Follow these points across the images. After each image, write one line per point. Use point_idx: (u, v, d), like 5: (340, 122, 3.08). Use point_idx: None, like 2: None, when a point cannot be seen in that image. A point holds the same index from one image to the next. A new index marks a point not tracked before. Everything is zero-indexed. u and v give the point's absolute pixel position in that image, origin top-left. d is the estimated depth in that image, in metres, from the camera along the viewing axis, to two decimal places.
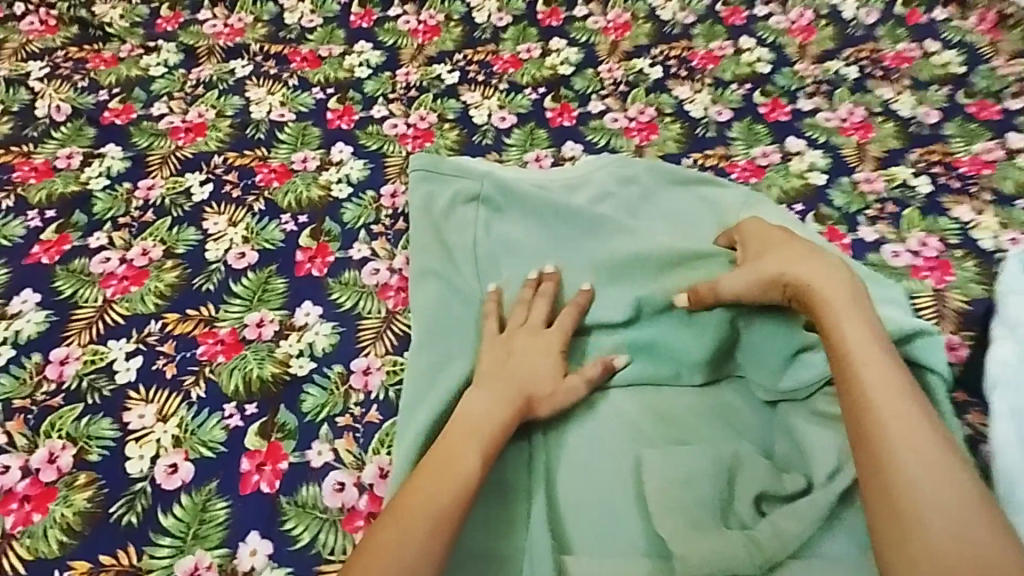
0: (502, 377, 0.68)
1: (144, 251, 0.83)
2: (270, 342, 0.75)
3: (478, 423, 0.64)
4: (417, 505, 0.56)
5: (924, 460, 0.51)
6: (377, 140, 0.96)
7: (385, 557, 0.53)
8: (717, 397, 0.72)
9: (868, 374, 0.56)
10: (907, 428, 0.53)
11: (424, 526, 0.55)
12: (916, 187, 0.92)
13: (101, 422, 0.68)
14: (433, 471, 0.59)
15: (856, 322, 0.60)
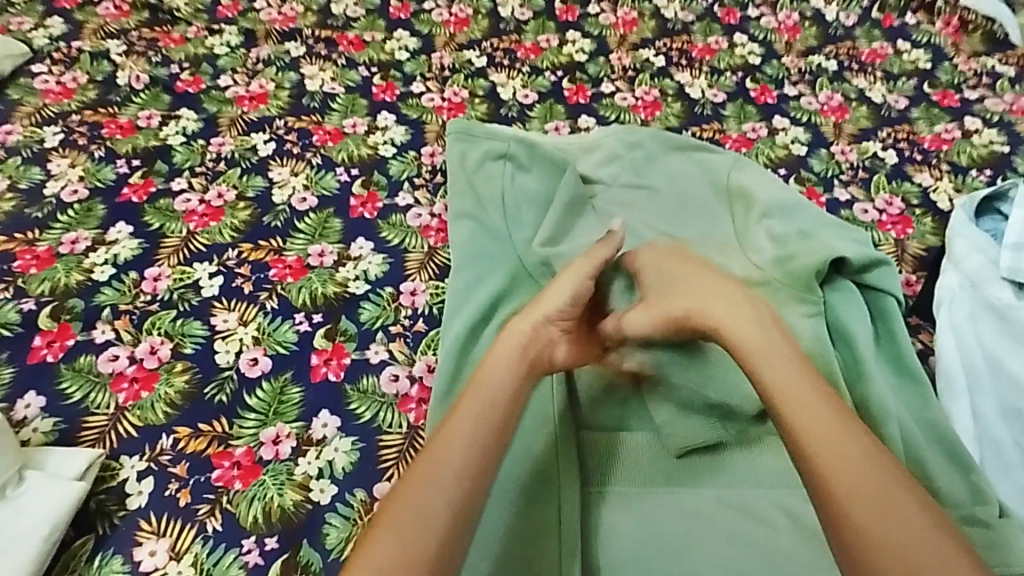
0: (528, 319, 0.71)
1: (219, 193, 0.96)
2: (330, 268, 0.89)
3: (503, 363, 0.66)
4: (445, 454, 0.59)
5: (863, 484, 0.54)
6: (417, 110, 1.11)
7: (417, 497, 0.56)
8: None
9: (795, 408, 0.59)
10: (865, 465, 0.55)
11: (450, 470, 0.58)
12: (884, 158, 1.06)
13: (192, 323, 0.81)
14: (462, 412, 0.62)
15: (769, 361, 0.62)
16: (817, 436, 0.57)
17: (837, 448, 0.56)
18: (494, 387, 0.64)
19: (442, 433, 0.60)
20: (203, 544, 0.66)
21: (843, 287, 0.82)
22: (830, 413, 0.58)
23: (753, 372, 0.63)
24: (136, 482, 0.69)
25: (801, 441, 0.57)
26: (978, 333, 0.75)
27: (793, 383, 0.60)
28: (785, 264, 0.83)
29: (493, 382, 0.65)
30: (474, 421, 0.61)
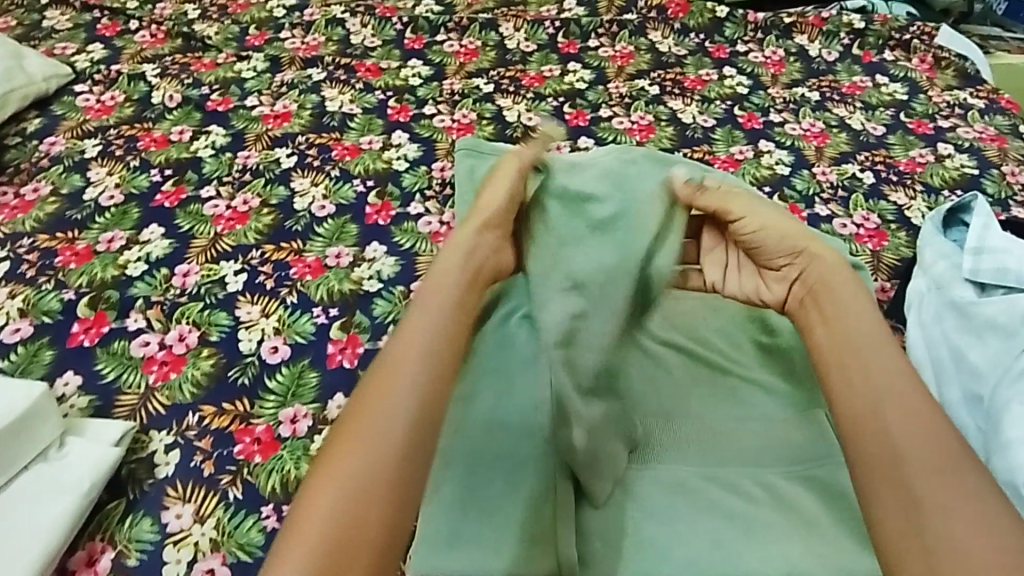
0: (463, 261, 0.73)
1: (245, 200, 1.04)
2: (347, 267, 0.96)
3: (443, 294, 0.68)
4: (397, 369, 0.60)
5: (922, 442, 0.58)
6: (429, 130, 1.19)
7: (374, 413, 0.58)
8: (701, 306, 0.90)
9: (862, 362, 0.64)
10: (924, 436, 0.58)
11: (396, 405, 0.58)
12: (862, 179, 1.14)
13: (218, 314, 0.88)
14: (405, 339, 0.63)
15: (838, 317, 0.69)
16: (893, 411, 0.60)
17: (908, 419, 0.59)
18: (437, 321, 0.65)
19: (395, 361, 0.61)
20: (225, 509, 0.70)
21: None
22: (908, 386, 0.62)
23: (826, 329, 0.69)
24: (164, 453, 0.74)
25: (869, 389, 0.62)
26: (943, 328, 0.82)
27: (870, 356, 0.64)
28: None
29: (436, 315, 0.65)
30: (416, 355, 0.61)
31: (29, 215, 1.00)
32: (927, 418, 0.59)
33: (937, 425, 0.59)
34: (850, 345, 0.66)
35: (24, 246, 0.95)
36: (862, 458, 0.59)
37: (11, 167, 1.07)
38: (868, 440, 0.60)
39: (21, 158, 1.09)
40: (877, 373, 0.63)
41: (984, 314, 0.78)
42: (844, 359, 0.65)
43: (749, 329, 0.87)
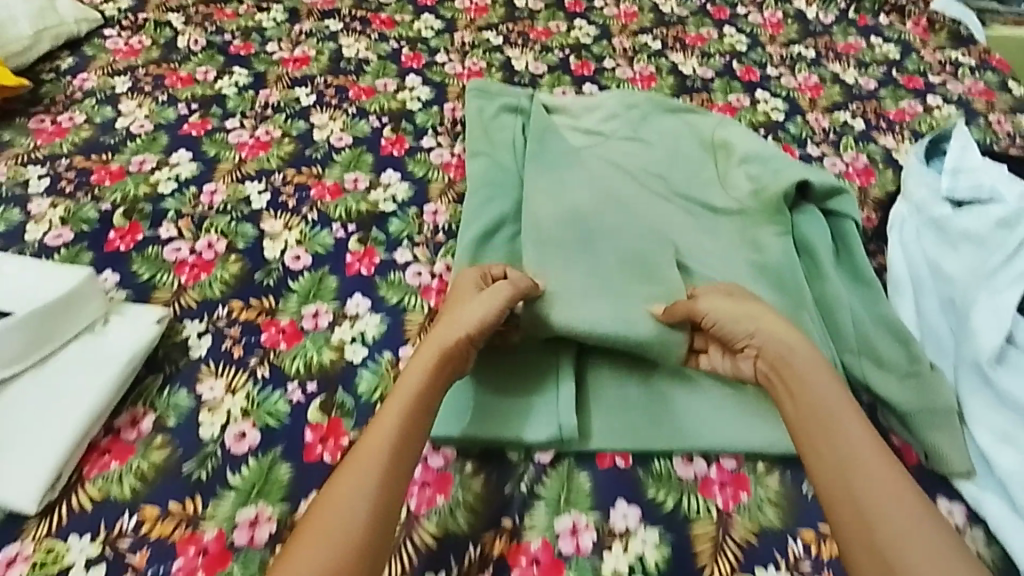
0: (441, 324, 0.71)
1: (267, 131, 1.10)
2: (363, 191, 1.02)
3: (412, 378, 0.67)
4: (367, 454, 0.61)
5: (901, 515, 0.57)
6: (441, 76, 1.25)
7: (342, 499, 0.58)
8: (694, 232, 0.97)
9: (836, 431, 0.63)
10: (882, 490, 0.59)
11: (369, 489, 0.59)
12: (852, 125, 1.20)
13: (244, 226, 0.94)
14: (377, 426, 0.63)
15: (807, 377, 0.67)
16: (866, 479, 0.60)
17: (860, 472, 0.60)
18: (404, 401, 0.65)
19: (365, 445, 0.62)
20: (254, 385, 0.76)
21: (808, 212, 0.95)
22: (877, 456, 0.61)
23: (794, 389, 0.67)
24: (197, 338, 0.80)
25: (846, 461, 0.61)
26: (922, 244, 0.88)
27: (844, 418, 0.64)
28: (758, 194, 0.97)
29: (400, 398, 0.65)
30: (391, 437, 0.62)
31: (64, 140, 1.06)
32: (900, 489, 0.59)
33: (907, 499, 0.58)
34: (821, 409, 0.65)
35: (61, 165, 1.01)
36: (840, 528, 0.59)
37: (47, 98, 1.13)
38: (844, 514, 0.59)
39: (55, 91, 1.15)
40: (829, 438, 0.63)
41: (959, 226, 0.85)
42: (821, 425, 0.64)
43: (741, 250, 0.94)
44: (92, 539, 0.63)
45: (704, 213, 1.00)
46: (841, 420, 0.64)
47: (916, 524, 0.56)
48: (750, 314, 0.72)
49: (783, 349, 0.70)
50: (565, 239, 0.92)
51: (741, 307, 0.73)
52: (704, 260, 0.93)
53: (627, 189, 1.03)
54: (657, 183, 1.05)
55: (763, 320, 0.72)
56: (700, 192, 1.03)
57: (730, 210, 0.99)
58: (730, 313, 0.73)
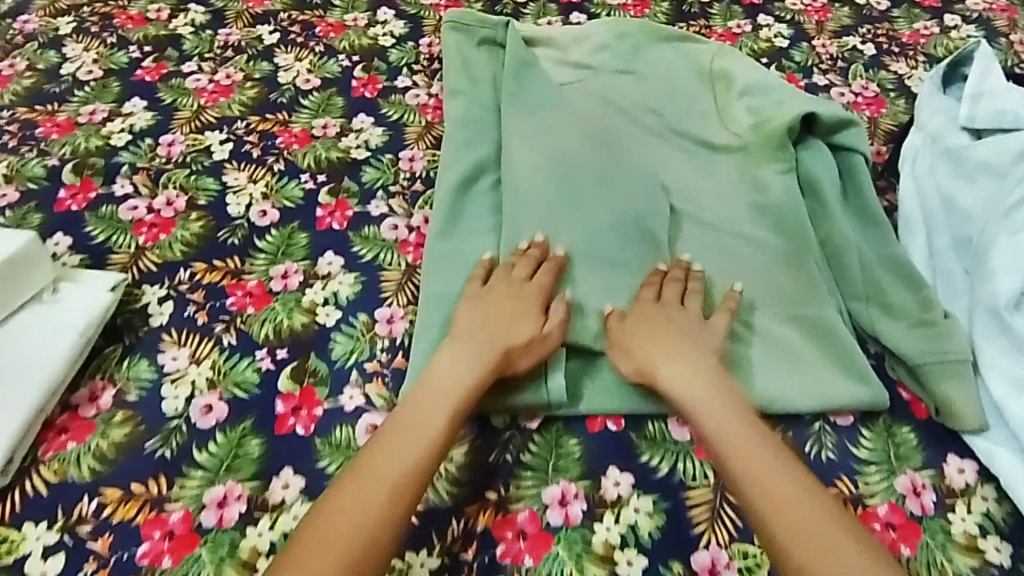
0: (479, 337, 0.67)
1: (228, 75, 1.02)
2: (334, 138, 0.94)
3: (445, 387, 0.63)
4: (387, 457, 0.58)
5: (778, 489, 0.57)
6: (416, 7, 1.15)
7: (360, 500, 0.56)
8: (688, 174, 0.90)
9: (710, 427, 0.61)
10: (755, 464, 0.58)
11: (413, 488, 0.57)
12: (862, 50, 1.11)
13: (206, 180, 0.87)
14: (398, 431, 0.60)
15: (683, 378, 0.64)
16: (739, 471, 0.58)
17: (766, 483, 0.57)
18: (432, 411, 0.61)
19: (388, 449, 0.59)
20: (221, 352, 0.71)
21: (814, 147, 0.87)
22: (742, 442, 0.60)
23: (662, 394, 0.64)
24: (158, 305, 0.75)
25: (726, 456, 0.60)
26: (936, 179, 0.81)
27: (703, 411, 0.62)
28: (761, 129, 0.90)
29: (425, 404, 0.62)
30: (406, 445, 0.59)
31: (6, 89, 0.98)
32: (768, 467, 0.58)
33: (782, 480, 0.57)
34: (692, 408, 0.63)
35: (5, 118, 0.93)
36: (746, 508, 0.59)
37: None
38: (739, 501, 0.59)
39: None
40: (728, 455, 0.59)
41: (977, 158, 0.79)
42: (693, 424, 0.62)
43: (740, 190, 0.87)
44: (50, 526, 0.60)
45: (702, 151, 0.93)
46: (728, 434, 0.60)
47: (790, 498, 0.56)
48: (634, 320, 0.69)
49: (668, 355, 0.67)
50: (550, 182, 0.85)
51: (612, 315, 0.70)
52: (701, 202, 0.86)
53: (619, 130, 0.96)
54: (651, 121, 0.98)
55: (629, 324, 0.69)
56: (697, 128, 0.95)
57: (730, 147, 0.91)
58: (656, 324, 0.69)
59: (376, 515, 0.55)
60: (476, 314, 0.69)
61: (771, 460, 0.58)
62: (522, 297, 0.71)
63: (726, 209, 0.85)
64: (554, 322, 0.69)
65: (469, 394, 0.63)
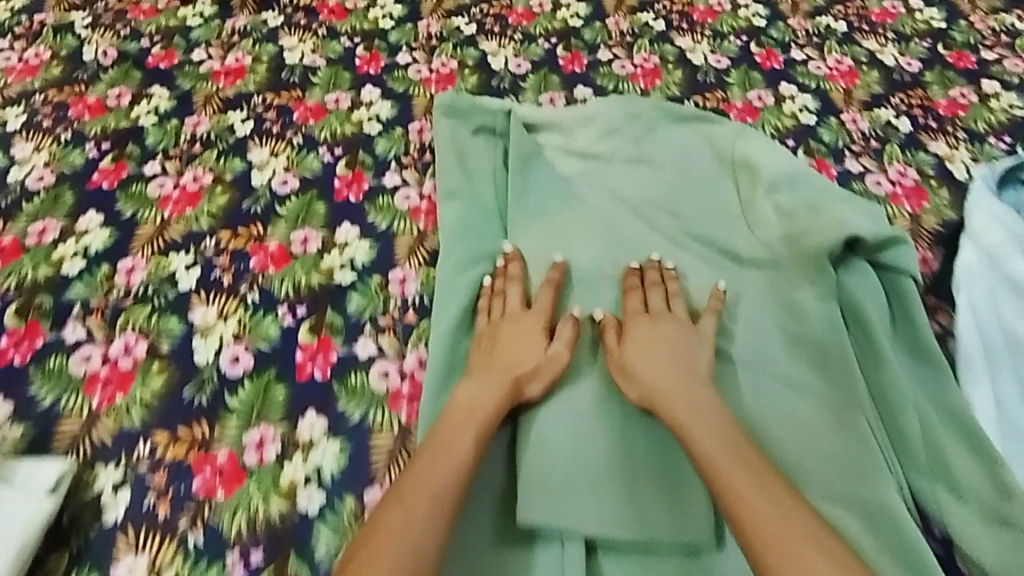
0: (492, 369, 0.71)
1: (195, 177, 0.91)
2: (315, 255, 0.84)
3: (470, 411, 0.67)
4: (418, 481, 0.61)
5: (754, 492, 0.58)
6: (403, 83, 1.04)
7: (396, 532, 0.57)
8: (717, 291, 0.79)
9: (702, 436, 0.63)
10: (734, 463, 0.60)
11: (442, 514, 0.59)
12: (897, 125, 1.01)
13: (169, 319, 0.77)
14: (434, 456, 0.63)
15: (681, 396, 0.67)
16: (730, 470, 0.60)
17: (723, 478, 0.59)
18: (474, 422, 0.66)
19: (420, 470, 0.62)
20: (184, 557, 0.63)
21: (857, 267, 0.77)
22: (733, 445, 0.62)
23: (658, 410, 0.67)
24: (112, 493, 0.66)
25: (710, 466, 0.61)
26: (997, 308, 0.73)
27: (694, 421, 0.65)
28: (795, 244, 0.79)
29: (460, 432, 0.65)
30: (444, 468, 0.62)
31: None
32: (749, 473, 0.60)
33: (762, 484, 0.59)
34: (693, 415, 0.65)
35: None
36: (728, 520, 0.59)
37: None
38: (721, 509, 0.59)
39: None
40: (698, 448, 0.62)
41: None
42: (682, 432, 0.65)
43: (772, 314, 0.77)
44: None
45: (726, 264, 0.83)
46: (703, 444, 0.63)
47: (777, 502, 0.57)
48: (638, 334, 0.73)
49: (667, 360, 0.70)
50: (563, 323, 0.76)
51: (638, 326, 0.74)
52: (730, 328, 0.76)
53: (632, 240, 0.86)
54: (669, 224, 0.87)
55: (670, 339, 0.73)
56: (719, 233, 0.85)
57: (760, 261, 0.81)
58: (643, 336, 0.73)
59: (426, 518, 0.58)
60: (498, 342, 0.74)
61: (738, 460, 0.61)
62: (530, 323, 0.75)
63: (759, 347, 0.75)
64: (560, 342, 0.73)
65: (492, 418, 0.67)
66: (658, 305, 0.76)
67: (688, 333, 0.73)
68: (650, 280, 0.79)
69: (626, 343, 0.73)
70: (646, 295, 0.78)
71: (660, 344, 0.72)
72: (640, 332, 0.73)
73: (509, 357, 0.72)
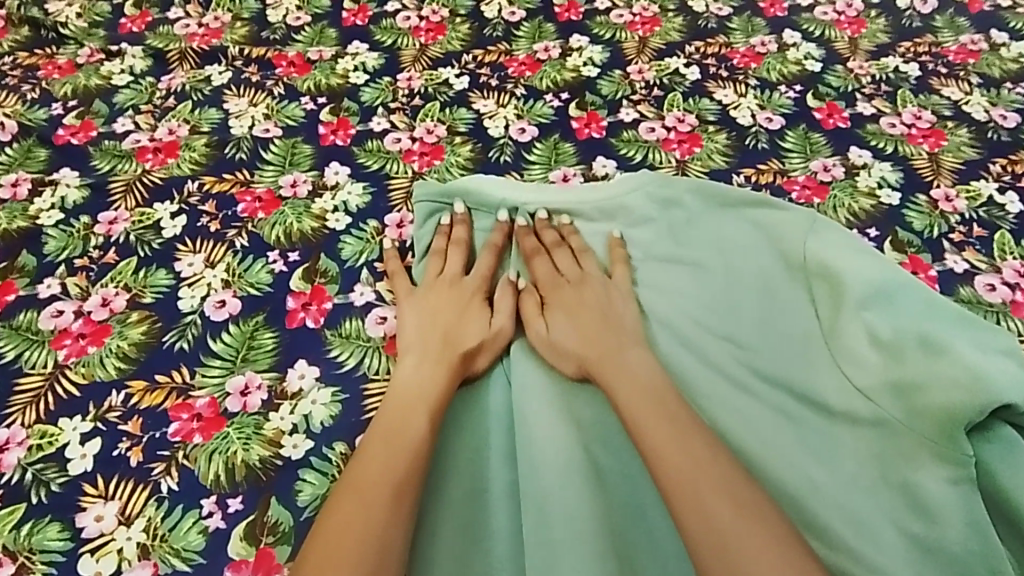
0: (427, 339, 0.65)
1: (105, 300, 0.70)
2: (258, 415, 0.62)
3: (410, 394, 0.61)
4: (367, 475, 0.55)
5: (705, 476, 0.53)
6: (378, 158, 0.83)
7: (331, 554, 0.51)
8: (804, 451, 0.61)
9: (661, 417, 0.57)
10: (688, 440, 0.56)
11: (398, 510, 0.54)
12: (1003, 205, 0.80)
13: (48, 528, 0.56)
14: (376, 448, 0.57)
15: (638, 375, 0.61)
16: (683, 461, 0.54)
17: (730, 536, 0.50)
18: (424, 396, 0.61)
19: (360, 466, 0.56)
20: None
21: (1003, 437, 0.57)
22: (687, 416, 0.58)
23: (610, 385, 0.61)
24: None
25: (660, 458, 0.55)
26: None
27: (661, 407, 0.58)
28: (907, 399, 0.59)
29: (407, 417, 0.59)
30: (389, 455, 0.57)
31: None
32: (703, 455, 0.55)
33: (718, 465, 0.54)
34: (646, 386, 0.60)
35: None
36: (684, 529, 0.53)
37: None
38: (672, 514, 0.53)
39: None
40: (702, 495, 0.52)
41: None
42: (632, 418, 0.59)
43: (883, 500, 0.58)
44: None
45: (813, 419, 0.62)
46: (659, 425, 0.57)
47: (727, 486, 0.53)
48: (569, 292, 0.68)
49: (607, 316, 0.66)
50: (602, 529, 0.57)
51: (577, 286, 0.68)
52: (828, 521, 0.57)
53: (673, 371, 0.66)
54: (727, 357, 0.66)
55: (606, 297, 0.68)
56: (799, 373, 0.64)
57: (857, 418, 0.61)
58: (578, 296, 0.68)
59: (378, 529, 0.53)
60: (428, 315, 0.67)
61: (687, 437, 0.56)
62: (463, 296, 0.69)
63: (868, 544, 0.56)
64: (503, 315, 0.68)
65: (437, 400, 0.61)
66: (571, 268, 0.70)
67: (611, 292, 0.68)
68: (549, 240, 0.72)
69: (563, 304, 0.68)
70: (555, 256, 0.72)
71: (591, 312, 0.66)
72: (577, 292, 0.68)
73: (442, 324, 0.66)
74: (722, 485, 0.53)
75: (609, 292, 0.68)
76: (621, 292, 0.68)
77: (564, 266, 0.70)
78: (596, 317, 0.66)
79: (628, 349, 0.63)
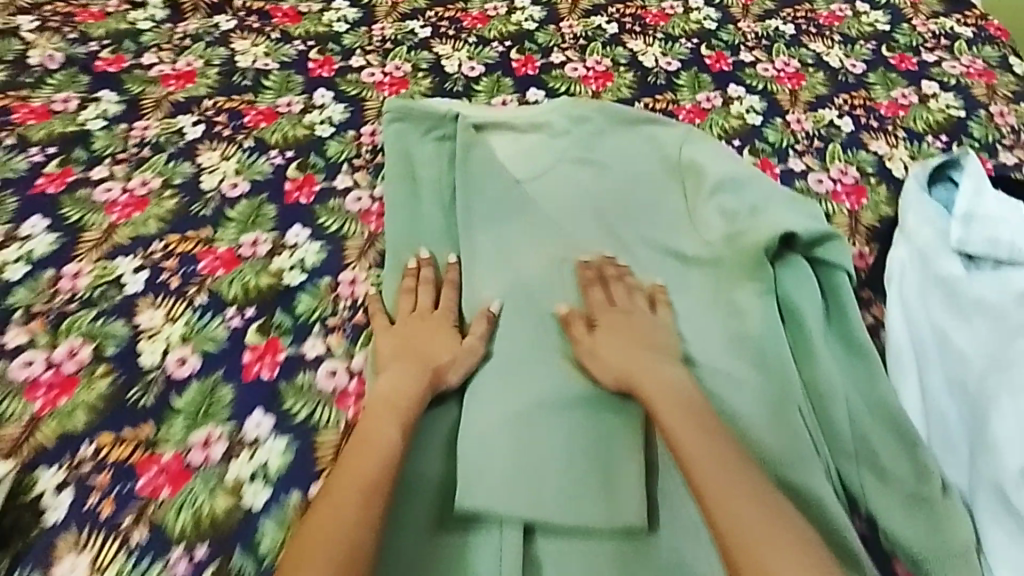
0: (405, 357, 0.73)
1: (144, 182, 0.91)
2: (264, 258, 0.84)
3: (391, 401, 0.69)
4: (356, 465, 0.63)
5: (722, 471, 0.61)
6: (356, 87, 1.05)
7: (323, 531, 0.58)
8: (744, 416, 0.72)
9: (681, 424, 0.65)
10: (718, 446, 0.63)
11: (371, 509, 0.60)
12: (840, 126, 1.04)
13: (114, 323, 0.77)
14: (357, 455, 0.64)
15: (654, 373, 0.71)
16: (703, 454, 0.63)
17: (761, 544, 0.57)
18: (401, 405, 0.69)
19: (350, 459, 0.64)
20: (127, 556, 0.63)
21: (791, 260, 0.80)
22: (697, 410, 0.67)
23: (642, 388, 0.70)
24: (54, 494, 0.66)
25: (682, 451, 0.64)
26: (927, 308, 0.77)
27: (690, 410, 0.67)
28: (734, 243, 0.82)
29: (384, 418, 0.67)
30: (376, 454, 0.64)
31: None
32: (723, 452, 0.63)
33: (740, 466, 0.62)
34: (663, 392, 0.69)
35: None
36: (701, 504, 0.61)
37: None
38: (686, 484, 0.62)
39: None
40: (729, 493, 0.60)
41: (972, 293, 0.76)
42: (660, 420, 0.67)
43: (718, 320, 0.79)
44: None
45: (671, 262, 0.85)
46: (678, 426, 0.65)
47: (747, 484, 0.61)
48: (616, 315, 0.77)
49: (643, 337, 0.75)
50: (513, 338, 0.78)
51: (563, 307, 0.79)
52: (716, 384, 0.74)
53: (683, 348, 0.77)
54: (617, 225, 0.88)
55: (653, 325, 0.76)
56: (664, 234, 0.87)
57: (701, 259, 0.84)
58: (621, 329, 0.76)
59: (354, 523, 0.59)
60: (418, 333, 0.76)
61: (707, 437, 0.64)
62: (436, 323, 0.77)
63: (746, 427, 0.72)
64: (473, 337, 0.76)
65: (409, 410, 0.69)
66: (623, 299, 0.78)
67: (654, 321, 0.77)
68: (608, 275, 0.81)
69: (610, 330, 0.75)
70: (609, 289, 0.80)
71: (623, 336, 0.75)
72: (618, 318, 0.77)
73: (419, 346, 0.75)
74: (741, 485, 0.61)
75: (648, 322, 0.77)
76: (653, 322, 0.77)
77: (611, 304, 0.78)
78: (641, 341, 0.74)
79: (655, 356, 0.73)
